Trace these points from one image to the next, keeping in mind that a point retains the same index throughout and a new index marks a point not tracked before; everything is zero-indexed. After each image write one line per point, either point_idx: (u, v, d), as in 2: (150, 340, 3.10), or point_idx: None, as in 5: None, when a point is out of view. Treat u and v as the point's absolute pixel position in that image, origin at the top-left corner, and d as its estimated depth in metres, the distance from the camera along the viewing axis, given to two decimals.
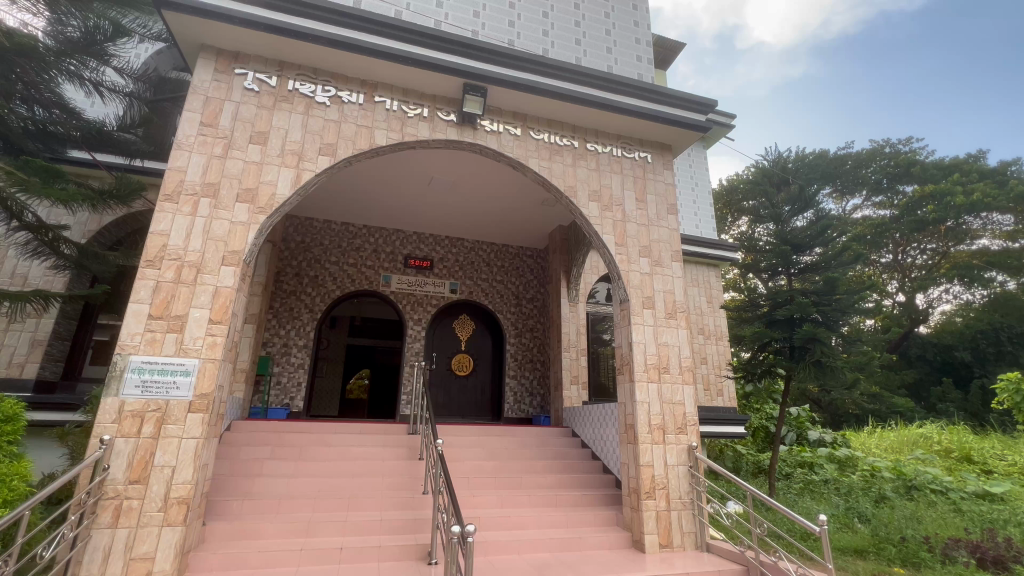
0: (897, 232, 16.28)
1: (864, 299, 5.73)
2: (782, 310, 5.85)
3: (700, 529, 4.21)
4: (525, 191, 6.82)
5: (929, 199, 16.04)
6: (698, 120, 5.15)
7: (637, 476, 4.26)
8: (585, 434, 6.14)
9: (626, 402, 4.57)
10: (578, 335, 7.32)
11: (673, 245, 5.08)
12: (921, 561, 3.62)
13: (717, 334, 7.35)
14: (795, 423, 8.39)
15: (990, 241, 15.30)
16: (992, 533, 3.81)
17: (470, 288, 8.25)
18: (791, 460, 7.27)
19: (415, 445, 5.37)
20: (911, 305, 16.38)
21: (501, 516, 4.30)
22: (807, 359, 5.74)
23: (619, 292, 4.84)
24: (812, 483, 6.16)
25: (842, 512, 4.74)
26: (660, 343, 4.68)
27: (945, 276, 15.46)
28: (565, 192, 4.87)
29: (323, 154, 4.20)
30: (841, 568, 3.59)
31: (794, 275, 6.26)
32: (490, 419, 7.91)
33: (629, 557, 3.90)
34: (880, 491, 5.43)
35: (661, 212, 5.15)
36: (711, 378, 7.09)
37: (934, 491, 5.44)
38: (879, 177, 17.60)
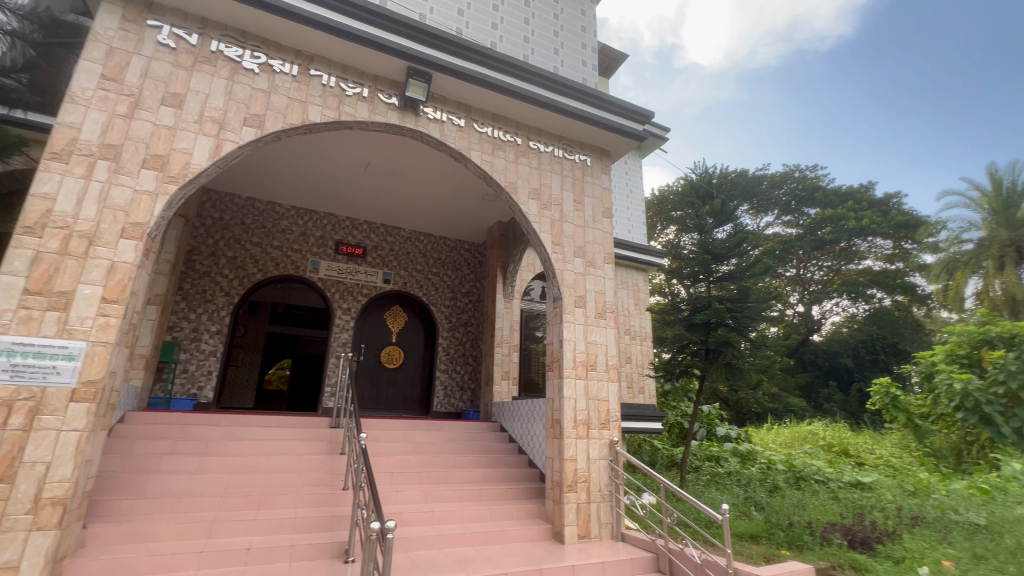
0: (800, 249, 18.04)
1: (770, 308, 6.28)
2: (701, 314, 6.32)
3: (616, 520, 4.42)
4: (466, 183, 6.74)
5: (827, 222, 17.95)
6: (636, 129, 5.38)
7: (561, 469, 4.38)
8: (513, 428, 6.22)
9: (554, 398, 4.68)
10: (511, 331, 7.39)
11: (606, 248, 5.26)
12: (804, 544, 4.04)
13: (641, 335, 7.73)
14: (705, 419, 9.05)
15: (872, 262, 17.48)
16: (861, 517, 4.32)
17: (404, 279, 8.04)
18: (701, 453, 7.87)
19: (337, 439, 5.16)
20: (809, 315, 18.16)
21: (424, 511, 4.23)
22: (720, 360, 6.22)
23: (553, 290, 4.93)
24: (717, 475, 6.67)
25: (741, 501, 5.16)
26: (589, 341, 4.83)
27: (837, 291, 17.43)
28: (505, 187, 4.88)
29: (248, 125, 3.88)
30: (738, 552, 3.92)
31: (712, 282, 6.69)
32: (418, 413, 7.77)
33: (549, 549, 4.00)
34: (774, 482, 6.02)
35: (597, 215, 5.32)
36: (634, 376, 7.48)
37: (817, 481, 6.10)
38: (789, 199, 19.39)
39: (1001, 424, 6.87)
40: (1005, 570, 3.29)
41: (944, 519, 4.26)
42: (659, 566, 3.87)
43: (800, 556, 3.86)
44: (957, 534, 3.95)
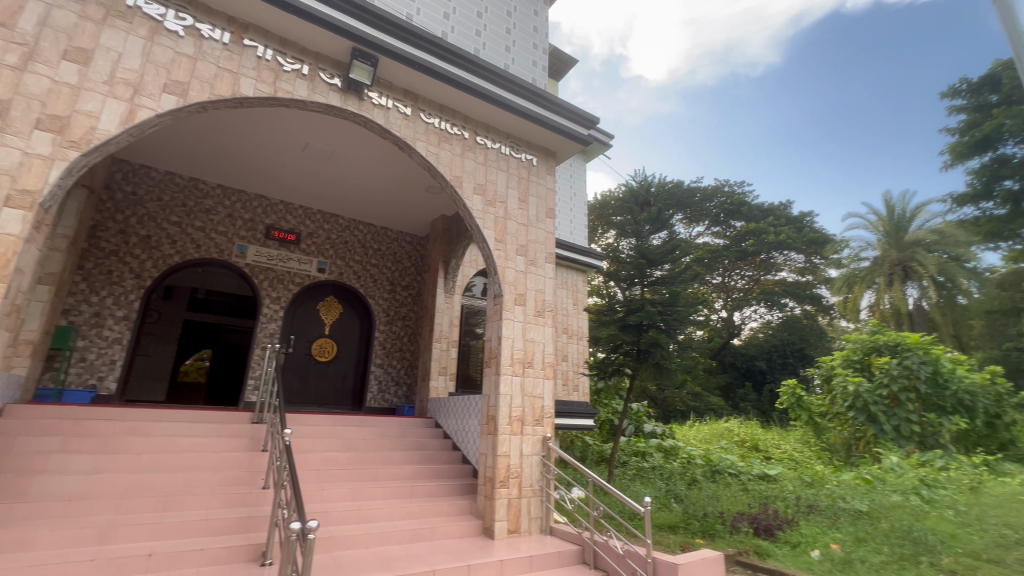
0: (726, 258, 19.36)
1: (697, 312, 6.67)
2: (634, 316, 6.60)
3: (545, 514, 4.52)
4: (410, 174, 6.58)
5: (750, 235, 19.37)
6: (581, 133, 5.52)
7: (493, 465, 4.40)
8: (448, 424, 6.17)
9: (489, 394, 4.69)
10: (450, 326, 7.32)
11: (547, 247, 5.35)
12: (716, 533, 4.35)
13: (578, 334, 7.95)
14: (634, 417, 9.48)
15: (787, 273, 19.13)
16: (766, 507, 4.71)
17: (340, 269, 7.71)
18: (628, 449, 8.24)
19: (259, 435, 4.86)
20: (731, 321, 19.50)
21: (350, 510, 4.09)
22: (650, 360, 6.56)
23: (494, 287, 4.93)
24: (642, 470, 7.01)
25: (663, 494, 5.45)
26: (527, 339, 4.89)
27: (756, 299, 18.91)
28: (450, 180, 4.81)
29: (168, 92, 3.54)
30: (658, 543, 4.15)
31: (646, 286, 6.98)
32: (350, 408, 7.49)
33: (478, 545, 4.00)
34: (693, 475, 6.42)
35: (541, 214, 5.39)
36: (569, 374, 7.69)
37: (730, 474, 6.58)
38: (719, 211, 20.73)
39: (883, 421, 7.78)
40: (881, 551, 3.73)
41: (834, 506, 4.73)
42: (583, 558, 3.99)
43: (712, 544, 4.15)
44: (844, 520, 4.41)
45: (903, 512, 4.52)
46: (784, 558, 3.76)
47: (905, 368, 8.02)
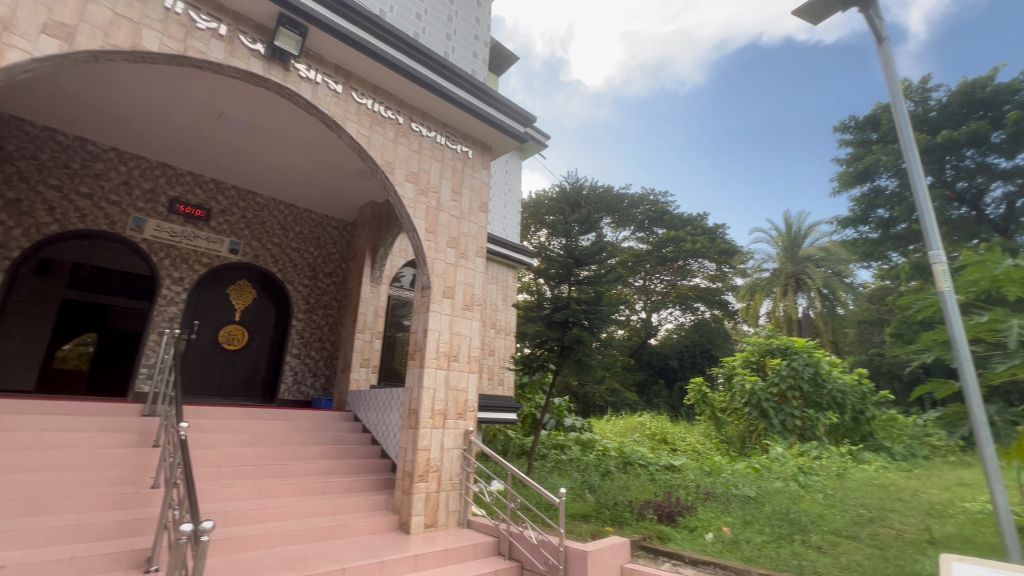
0: (648, 262, 20.53)
1: (618, 312, 7.00)
2: (560, 313, 6.80)
3: (463, 508, 4.52)
4: (338, 155, 6.24)
5: (670, 242, 20.64)
6: (517, 130, 5.56)
7: (413, 460, 4.33)
8: (367, 418, 5.97)
9: (412, 387, 4.59)
10: (375, 317, 7.08)
11: (479, 241, 5.34)
12: (624, 520, 4.60)
13: (505, 329, 8.05)
14: (555, 411, 9.78)
15: (700, 280, 20.68)
16: (670, 495, 5.06)
17: (255, 250, 7.14)
18: (548, 442, 8.49)
19: (150, 429, 4.39)
20: (649, 322, 20.70)
21: (255, 508, 3.82)
22: (572, 357, 6.80)
23: (422, 278, 4.84)
24: (560, 462, 7.26)
25: (578, 485, 5.67)
26: (454, 332, 4.85)
27: (672, 302, 20.23)
28: (381, 165, 4.63)
29: (49, 34, 3.06)
30: (570, 531, 4.31)
31: (573, 285, 7.21)
32: (260, 400, 7.00)
33: (393, 540, 3.92)
34: (607, 467, 6.76)
35: (474, 208, 5.37)
36: (495, 368, 7.76)
37: (640, 464, 7.01)
38: (644, 218, 21.89)
39: (772, 415, 8.76)
40: (764, 531, 4.16)
41: (727, 492, 5.21)
42: (498, 549, 4.07)
43: (620, 531, 4.39)
44: (734, 505, 4.86)
45: (784, 496, 5.09)
46: (683, 541, 4.07)
47: (792, 369, 9.05)
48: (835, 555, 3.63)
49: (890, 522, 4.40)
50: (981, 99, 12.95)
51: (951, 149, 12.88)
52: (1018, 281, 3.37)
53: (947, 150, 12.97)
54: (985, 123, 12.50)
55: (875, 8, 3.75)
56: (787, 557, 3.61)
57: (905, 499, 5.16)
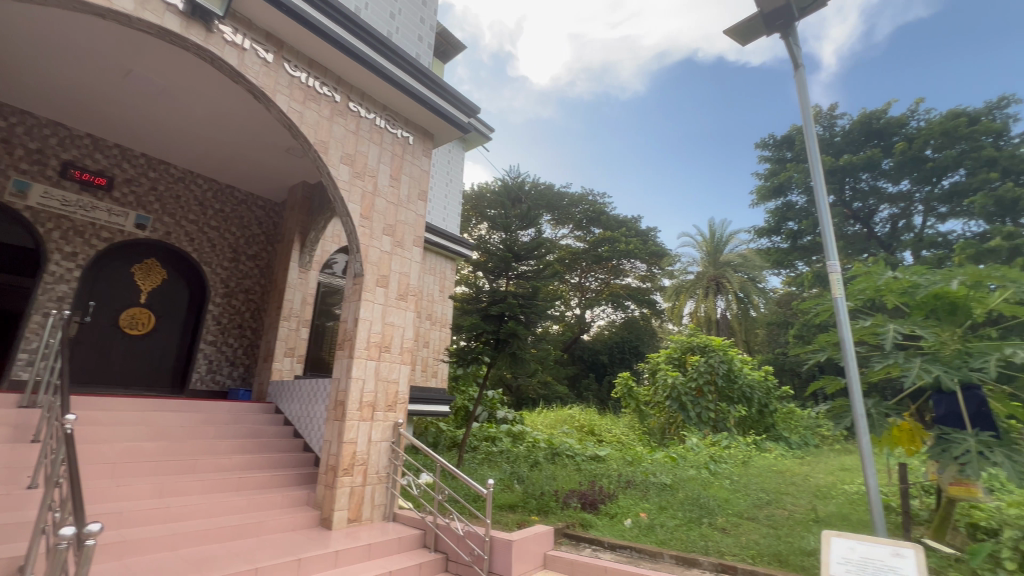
0: (583, 260, 21.18)
1: (554, 307, 7.14)
2: (497, 307, 6.83)
3: (390, 501, 4.42)
4: (267, 129, 5.82)
5: (605, 242, 21.34)
6: (460, 119, 5.49)
7: (337, 453, 4.17)
8: (290, 410, 5.67)
9: (339, 378, 4.41)
10: (302, 304, 6.71)
11: (416, 230, 5.23)
12: (550, 509, 4.73)
13: (441, 321, 7.97)
14: (488, 403, 9.85)
15: (632, 279, 21.59)
16: (594, 484, 5.26)
17: (167, 226, 6.50)
18: (480, 434, 8.52)
19: (29, 423, 3.87)
20: (582, 318, 21.35)
21: (156, 508, 3.50)
22: (506, 350, 6.87)
23: (354, 265, 4.65)
24: (491, 454, 7.31)
25: (507, 476, 5.74)
26: (386, 322, 4.72)
27: (605, 300, 21.00)
28: (314, 144, 4.38)
29: None
30: (497, 522, 4.35)
31: (511, 279, 7.25)
32: (169, 391, 6.42)
33: (313, 537, 3.76)
34: (536, 458, 6.91)
35: (413, 196, 5.25)
36: (429, 360, 7.67)
37: (568, 455, 7.24)
38: (582, 217, 22.50)
39: (690, 408, 9.38)
40: (676, 516, 4.45)
41: (646, 481, 5.51)
42: (424, 542, 4.04)
43: (545, 520, 4.51)
44: (652, 492, 5.17)
45: (696, 483, 5.49)
46: (603, 527, 4.26)
47: (709, 366, 9.76)
48: (737, 536, 3.96)
49: (783, 504, 4.89)
50: (876, 129, 14.52)
51: (851, 172, 14.44)
52: (895, 291, 3.85)
53: (848, 172, 14.51)
54: (878, 150, 14.10)
55: (793, 36, 4.04)
56: (695, 538, 3.90)
57: (797, 483, 5.75)
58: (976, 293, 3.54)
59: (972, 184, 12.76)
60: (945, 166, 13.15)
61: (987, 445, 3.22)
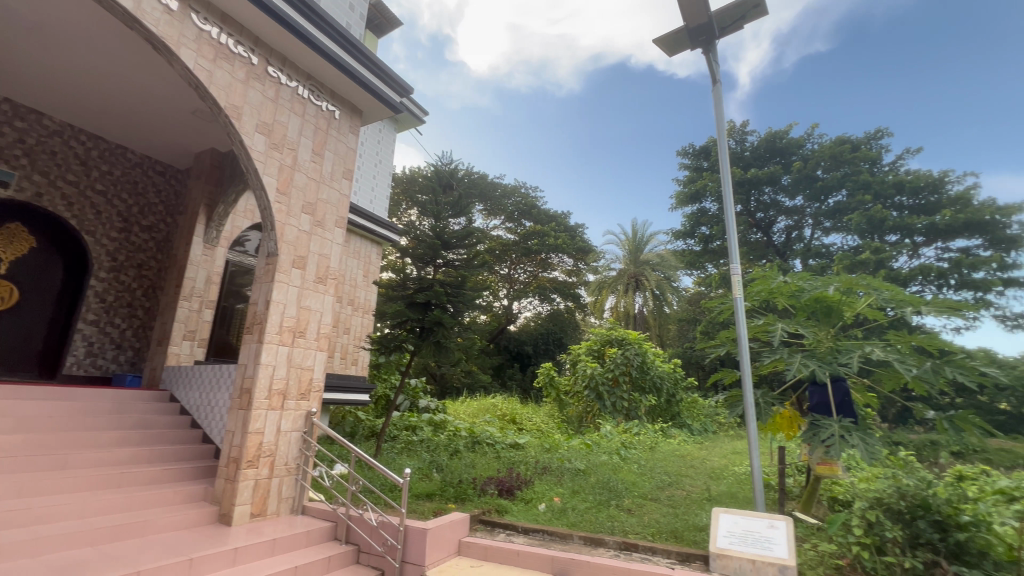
0: (513, 252, 21.42)
1: (481, 297, 7.12)
2: (423, 294, 6.71)
3: (299, 494, 4.21)
4: (168, 86, 5.19)
5: (535, 236, 21.59)
6: (391, 97, 5.28)
7: (241, 444, 3.88)
8: (187, 399, 5.18)
9: (246, 364, 4.10)
10: (207, 284, 6.13)
11: (339, 211, 4.96)
12: (467, 497, 4.75)
13: (364, 307, 7.70)
14: (411, 392, 9.70)
15: (559, 273, 22.18)
16: (511, 470, 5.38)
17: (38, 187, 5.60)
18: (400, 423, 8.37)
19: None
20: (510, 309, 21.64)
21: (13, 511, 3.05)
22: (431, 339, 6.79)
23: (268, 244, 4.32)
24: (411, 443, 7.21)
25: (426, 465, 5.69)
26: (302, 306, 4.45)
27: (532, 292, 21.44)
28: (225, 108, 3.98)
29: None
30: (413, 510, 4.31)
31: (439, 267, 7.14)
32: (35, 376, 5.58)
33: (209, 535, 3.48)
34: (456, 446, 6.92)
35: (336, 173, 4.97)
36: (349, 347, 7.38)
37: (488, 444, 7.32)
38: (514, 209, 22.71)
39: (606, 398, 9.89)
40: (587, 499, 4.68)
41: (562, 466, 5.74)
42: (334, 534, 3.90)
43: (462, 507, 4.53)
44: (566, 477, 5.39)
45: (608, 468, 5.81)
46: (518, 512, 4.38)
47: (624, 358, 10.37)
48: (640, 516, 4.26)
49: (683, 485, 5.33)
50: (779, 147, 16.09)
51: (756, 185, 15.93)
52: (785, 294, 4.30)
53: (753, 185, 15.98)
54: (779, 167, 15.64)
55: (713, 53, 4.34)
56: (603, 519, 4.13)
57: (695, 466, 6.30)
58: (846, 298, 4.06)
59: (851, 203, 14.46)
60: (831, 186, 14.89)
61: (847, 429, 3.73)
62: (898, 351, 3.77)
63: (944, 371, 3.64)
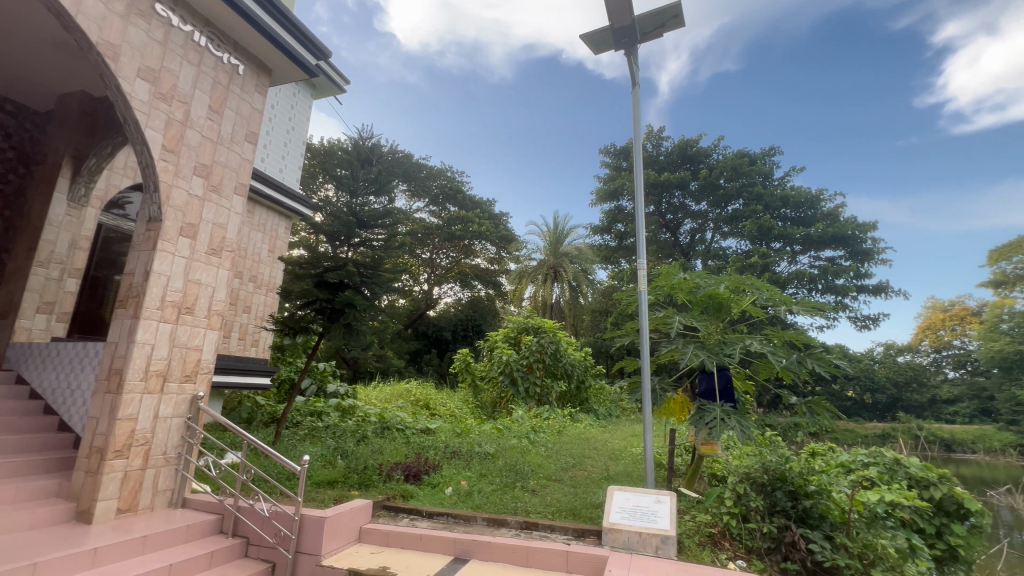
0: (436, 237, 21.03)
1: (398, 280, 6.88)
2: (334, 274, 6.34)
3: (180, 486, 3.83)
4: (20, 8, 4.31)
5: (459, 221, 21.37)
6: (306, 58, 4.87)
7: (108, 432, 3.43)
8: (41, 381, 4.46)
9: (117, 342, 3.62)
10: (71, 249, 5.29)
11: (239, 177, 4.51)
12: (371, 483, 4.62)
13: (268, 285, 7.21)
14: (319, 376, 9.24)
15: (481, 260, 22.18)
16: (419, 455, 5.33)
17: None
18: (304, 409, 7.92)
19: None
20: (429, 294, 21.32)
21: None
22: (341, 321, 6.46)
23: (149, 207, 3.82)
24: (315, 429, 6.85)
25: (329, 452, 5.44)
26: (190, 280, 4.00)
27: (453, 278, 21.27)
28: (97, 44, 3.40)
29: None
30: (312, 499, 4.10)
31: (353, 246, 6.79)
32: None
33: (62, 534, 3.04)
34: (364, 432, 6.70)
35: (237, 135, 4.51)
36: (248, 328, 6.83)
37: (398, 429, 7.18)
38: (439, 193, 22.29)
39: (519, 383, 10.16)
40: (493, 481, 4.78)
41: (472, 450, 5.80)
42: (221, 527, 3.62)
43: (365, 493, 4.40)
44: (475, 461, 5.46)
45: (516, 451, 5.97)
46: (424, 497, 4.36)
47: (539, 346, 10.73)
48: (543, 496, 4.44)
49: (585, 466, 5.65)
50: (690, 154, 17.36)
51: (667, 188, 17.11)
52: (683, 289, 4.67)
53: (665, 188, 17.15)
54: (688, 174, 16.91)
55: (634, 56, 4.52)
56: (507, 501, 4.24)
57: (597, 448, 6.70)
58: (734, 295, 4.50)
59: (745, 211, 16.02)
60: (731, 194, 16.38)
61: (727, 413, 4.17)
62: (772, 345, 4.26)
63: (806, 363, 4.19)
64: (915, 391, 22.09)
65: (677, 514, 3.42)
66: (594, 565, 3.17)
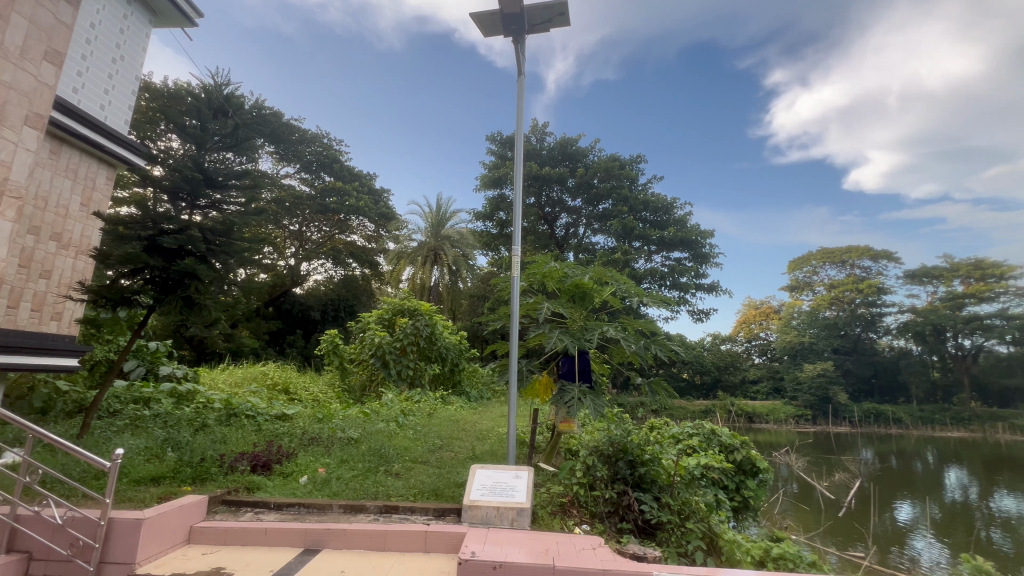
0: (306, 208, 19.17)
1: (256, 251, 6.06)
2: (170, 238, 5.34)
3: None
4: None
5: (333, 193, 19.80)
6: None
7: None
8: None
9: None
10: None
11: (31, 104, 3.56)
12: (208, 476, 4.09)
13: (77, 246, 5.90)
14: (148, 356, 7.90)
15: (358, 237, 20.89)
16: (271, 443, 4.87)
17: None
18: (126, 395, 6.70)
19: None
20: (296, 269, 19.43)
21: None
22: (178, 293, 5.54)
23: None
24: (139, 419, 5.84)
25: (157, 444, 4.70)
26: None
27: (325, 254, 19.74)
28: None
29: None
30: (127, 499, 3.48)
31: (198, 207, 5.89)
32: None
33: None
34: (205, 420, 5.89)
35: (30, 51, 3.54)
36: (47, 297, 5.54)
37: (248, 416, 6.46)
38: (312, 159, 20.33)
39: (391, 366, 9.84)
40: (354, 467, 4.57)
41: (333, 436, 5.46)
42: None
43: (200, 489, 3.87)
44: (335, 447, 5.15)
45: (382, 435, 5.78)
46: (273, 488, 3.98)
47: (414, 329, 10.51)
48: (407, 478, 4.39)
49: (452, 447, 5.71)
50: (569, 152, 18.35)
51: (548, 182, 17.89)
52: (554, 278, 4.95)
53: (545, 181, 17.92)
54: (566, 170, 17.87)
55: (521, 44, 4.58)
56: (367, 486, 4.09)
57: (467, 428, 6.83)
58: (597, 286, 4.90)
59: (613, 211, 17.54)
60: (602, 194, 17.75)
61: (584, 393, 4.55)
62: (626, 332, 4.73)
63: (651, 349, 4.73)
64: (732, 373, 26.61)
65: (532, 488, 3.64)
66: (452, 542, 3.24)
